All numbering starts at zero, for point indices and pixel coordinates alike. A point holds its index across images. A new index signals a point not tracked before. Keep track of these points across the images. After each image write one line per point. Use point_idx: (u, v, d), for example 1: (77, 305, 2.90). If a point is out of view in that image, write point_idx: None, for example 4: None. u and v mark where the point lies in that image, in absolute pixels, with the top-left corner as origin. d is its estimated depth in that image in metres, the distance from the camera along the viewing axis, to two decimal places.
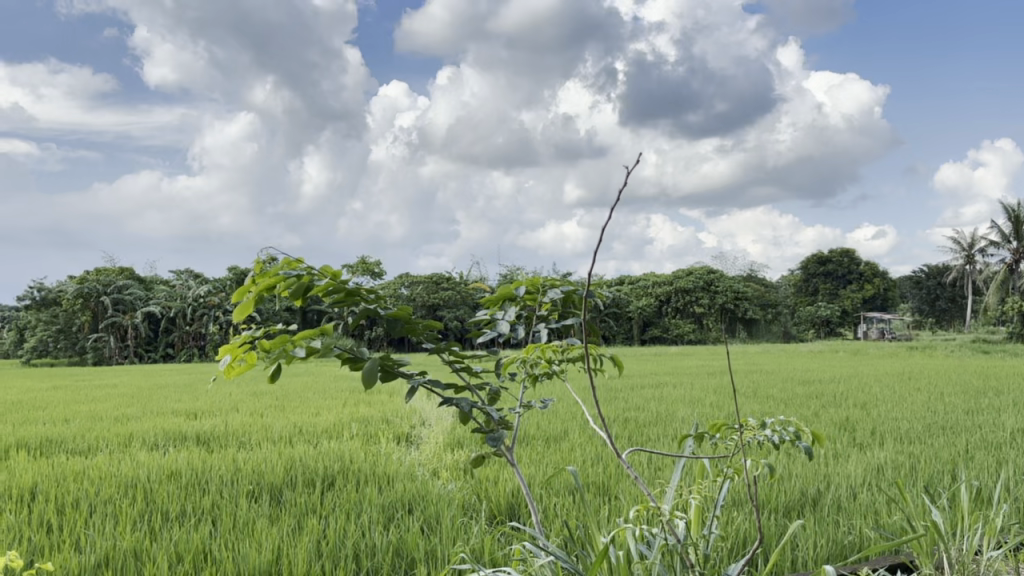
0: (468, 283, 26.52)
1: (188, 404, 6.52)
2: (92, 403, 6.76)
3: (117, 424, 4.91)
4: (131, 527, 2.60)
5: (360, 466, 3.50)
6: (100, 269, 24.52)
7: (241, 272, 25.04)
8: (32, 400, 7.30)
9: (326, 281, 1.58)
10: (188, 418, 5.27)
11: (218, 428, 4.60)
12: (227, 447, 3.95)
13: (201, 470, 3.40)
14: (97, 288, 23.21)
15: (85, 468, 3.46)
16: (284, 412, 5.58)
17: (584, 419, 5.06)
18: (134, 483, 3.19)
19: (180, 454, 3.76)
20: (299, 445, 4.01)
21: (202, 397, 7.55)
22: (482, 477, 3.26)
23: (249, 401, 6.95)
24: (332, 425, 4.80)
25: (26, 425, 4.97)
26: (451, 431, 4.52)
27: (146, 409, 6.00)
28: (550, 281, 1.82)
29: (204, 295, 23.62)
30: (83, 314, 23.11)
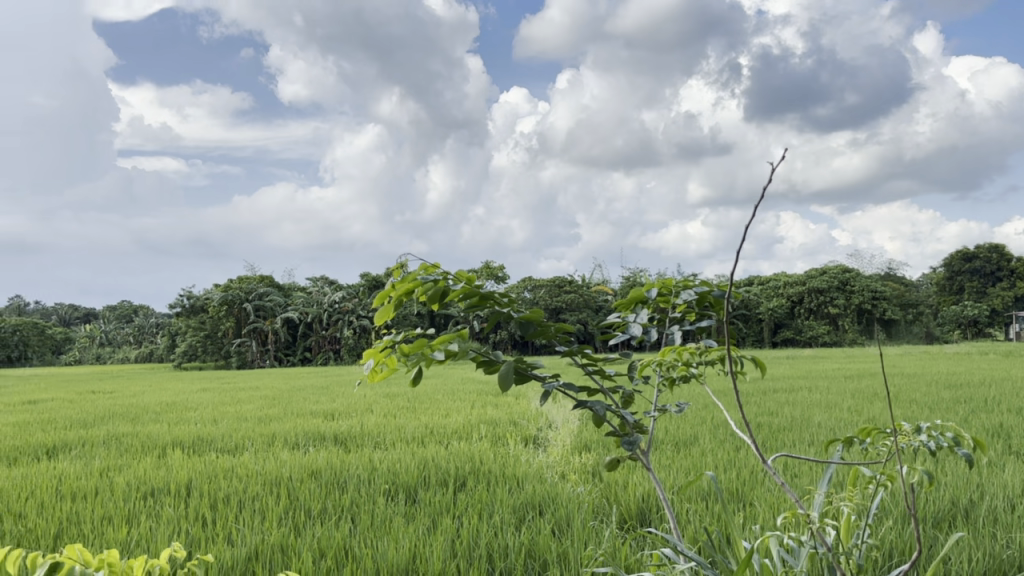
0: (591, 287, 26.46)
1: (326, 405, 6.80)
2: (239, 404, 7.15)
3: (262, 424, 5.18)
4: (276, 522, 2.73)
5: (490, 467, 3.55)
6: (242, 277, 25.90)
7: (373, 278, 25.96)
8: (187, 402, 7.80)
9: (461, 285, 1.62)
10: (326, 419, 5.50)
11: (354, 428, 4.78)
12: (364, 447, 4.10)
13: (339, 469, 3.55)
14: (240, 295, 24.63)
15: (234, 465, 3.67)
16: (416, 413, 5.73)
17: (716, 424, 4.98)
18: (277, 481, 3.35)
19: (320, 453, 3.92)
20: (430, 445, 4.11)
21: (340, 398, 7.89)
22: (612, 481, 3.25)
23: (383, 403, 7.19)
24: (461, 426, 4.89)
25: (181, 425, 5.32)
26: (580, 434, 4.52)
27: (287, 411, 6.31)
28: (684, 282, 1.79)
29: (338, 301, 24.54)
30: (228, 320, 24.66)
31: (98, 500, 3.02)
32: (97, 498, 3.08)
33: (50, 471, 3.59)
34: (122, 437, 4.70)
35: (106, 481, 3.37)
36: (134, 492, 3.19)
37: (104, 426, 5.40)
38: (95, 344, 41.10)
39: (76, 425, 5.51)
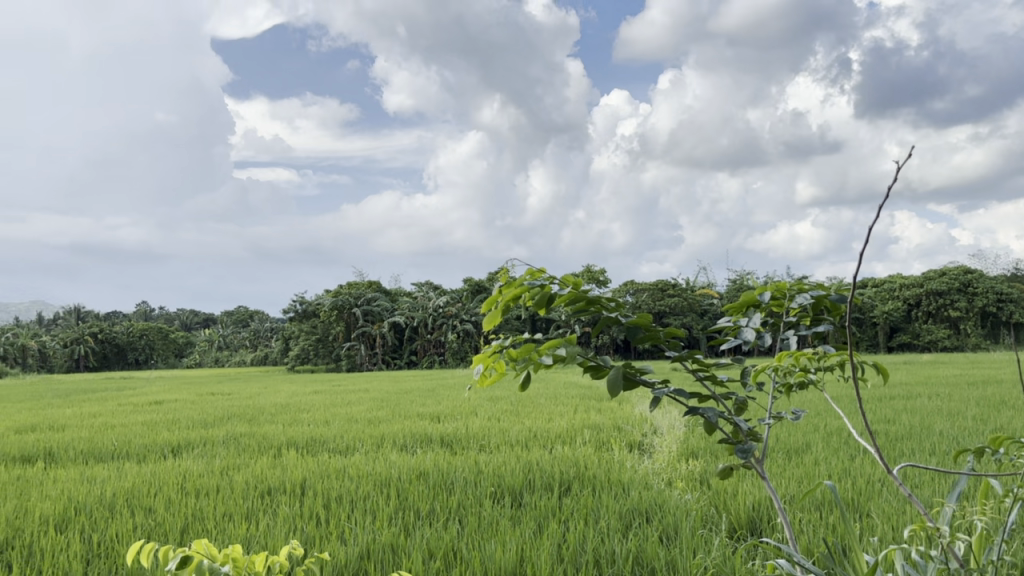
0: (695, 291, 26.04)
1: (433, 408, 6.93)
2: (350, 406, 7.38)
3: (372, 425, 5.33)
4: (388, 522, 2.80)
5: (595, 472, 3.54)
6: (351, 283, 26.72)
7: (476, 282, 26.34)
8: (302, 403, 8.12)
9: (568, 290, 1.61)
10: (431, 421, 5.59)
11: (460, 431, 4.84)
12: (469, 450, 4.15)
13: (446, 471, 3.60)
14: (349, 301, 25.41)
15: (345, 465, 3.78)
16: (520, 416, 5.78)
17: (831, 431, 4.82)
18: (386, 482, 3.43)
19: (428, 455, 3.99)
20: (535, 450, 4.13)
21: (446, 401, 8.03)
22: (721, 489, 3.19)
23: (488, 405, 7.27)
24: (565, 430, 4.89)
25: (297, 425, 5.52)
26: (686, 441, 4.45)
27: (396, 412, 6.46)
28: (798, 286, 1.74)
29: (442, 305, 24.96)
30: (337, 325, 25.44)
31: (220, 498, 3.16)
32: (220, 495, 3.22)
33: (176, 468, 3.78)
34: (241, 437, 4.90)
35: (226, 479, 3.52)
36: (253, 490, 3.32)
37: (224, 425, 5.67)
38: (213, 347, 43.15)
39: (199, 425, 5.80)
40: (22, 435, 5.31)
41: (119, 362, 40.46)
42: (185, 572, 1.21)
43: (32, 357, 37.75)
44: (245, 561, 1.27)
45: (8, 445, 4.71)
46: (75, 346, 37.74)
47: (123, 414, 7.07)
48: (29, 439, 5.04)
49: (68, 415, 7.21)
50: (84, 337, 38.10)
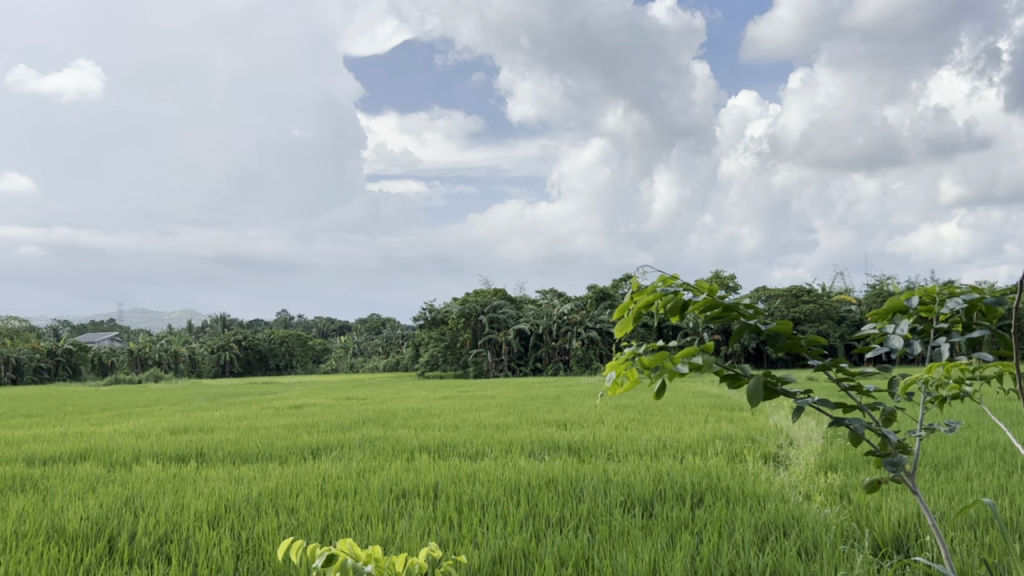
0: (830, 297, 25.02)
1: (560, 415, 6.97)
2: (479, 412, 7.51)
3: (501, 431, 5.41)
4: (520, 528, 2.82)
5: (728, 484, 3.45)
6: (478, 291, 27.21)
7: (601, 290, 26.40)
8: (434, 408, 8.33)
9: (703, 297, 1.58)
10: (559, 428, 5.61)
11: (588, 438, 4.84)
12: (597, 458, 4.14)
13: (575, 479, 3.60)
14: (476, 308, 25.88)
15: (476, 470, 3.85)
16: (649, 425, 5.72)
17: (985, 446, 4.53)
18: (517, 487, 3.47)
19: (556, 462, 4.01)
20: (665, 459, 4.07)
21: (571, 408, 8.05)
22: (863, 503, 3.05)
23: (615, 414, 7.23)
24: (696, 441, 4.81)
25: (428, 430, 5.66)
26: (825, 453, 4.27)
27: (523, 419, 6.53)
28: (952, 290, 1.64)
29: (567, 313, 25.02)
30: (465, 332, 25.93)
31: (357, 499, 3.27)
32: (357, 497, 3.33)
33: (317, 470, 3.95)
34: (376, 440, 5.08)
35: (363, 481, 3.65)
36: (388, 493, 3.42)
37: (359, 429, 5.88)
38: (348, 353, 44.80)
39: (337, 428, 6.05)
40: (177, 435, 5.71)
41: (261, 367, 42.65)
42: (331, 571, 1.27)
43: (184, 362, 40.37)
44: (386, 559, 1.32)
45: (167, 444, 5.07)
46: (222, 352, 40.08)
47: (267, 417, 7.47)
48: (184, 439, 5.40)
49: (219, 417, 7.68)
50: (230, 344, 40.35)
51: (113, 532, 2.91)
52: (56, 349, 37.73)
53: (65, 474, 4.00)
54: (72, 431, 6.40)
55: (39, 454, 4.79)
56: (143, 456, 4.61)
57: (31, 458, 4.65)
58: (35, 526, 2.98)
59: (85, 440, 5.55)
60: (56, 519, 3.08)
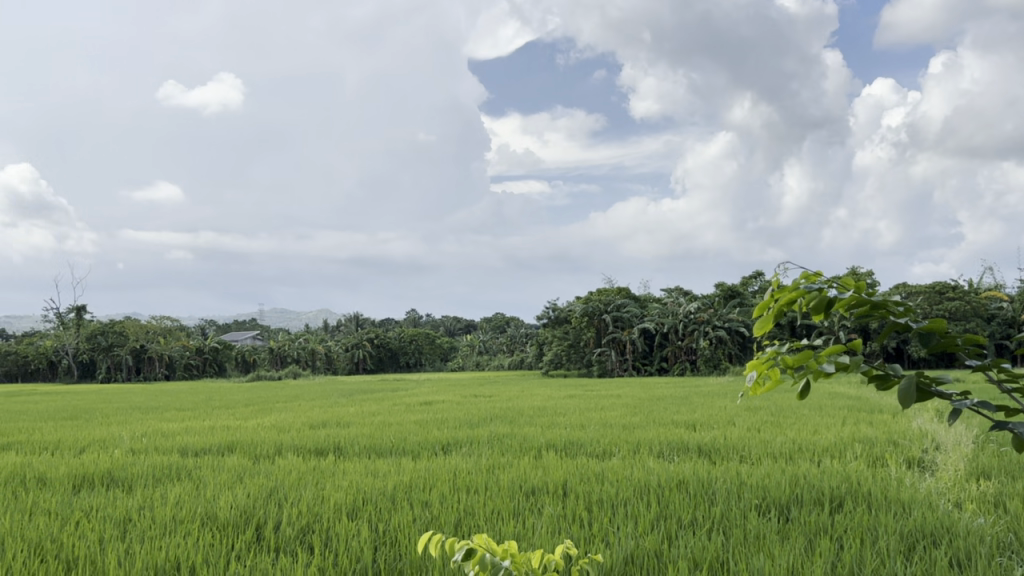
0: (978, 293, 23.54)
1: (688, 416, 6.84)
2: (605, 412, 7.45)
3: (626, 431, 5.36)
4: (650, 529, 2.79)
5: (871, 489, 3.30)
6: (602, 290, 27.18)
7: (729, 287, 25.90)
8: (559, 407, 8.34)
9: (848, 294, 1.51)
10: (688, 429, 5.51)
11: (718, 440, 4.74)
12: (729, 460, 4.04)
13: (707, 481, 3.52)
14: (599, 307, 25.82)
15: (605, 469, 3.83)
16: (782, 428, 5.53)
17: None
18: (647, 487, 3.43)
19: (687, 464, 3.94)
20: (801, 462, 3.94)
21: (701, 409, 7.88)
22: (1020, 514, 2.86)
23: (746, 416, 7.05)
24: (833, 444, 4.62)
25: (554, 428, 5.68)
26: (976, 460, 4.01)
27: (650, 419, 6.45)
28: None
29: (693, 311, 24.57)
30: (589, 331, 25.91)
31: (487, 495, 3.31)
32: (488, 493, 3.38)
33: (448, 465, 4.04)
34: (503, 437, 5.14)
35: (493, 477, 3.70)
36: (519, 490, 3.45)
37: (487, 426, 5.95)
38: (474, 351, 45.49)
39: (465, 425, 6.15)
40: (316, 430, 5.95)
41: (392, 364, 43.92)
42: (471, 566, 1.29)
43: (321, 360, 42.02)
44: (523, 556, 1.31)
45: (306, 438, 5.30)
46: (355, 350, 41.51)
47: (398, 413, 7.67)
48: (322, 434, 5.62)
49: (354, 413, 7.94)
50: (363, 342, 41.74)
51: (261, 521, 3.07)
52: (204, 347, 40.05)
53: (215, 465, 4.25)
54: (219, 425, 6.78)
55: (191, 445, 5.10)
56: (285, 449, 4.84)
57: (185, 449, 4.96)
58: (191, 511, 3.19)
59: (232, 433, 5.86)
60: (209, 506, 3.28)
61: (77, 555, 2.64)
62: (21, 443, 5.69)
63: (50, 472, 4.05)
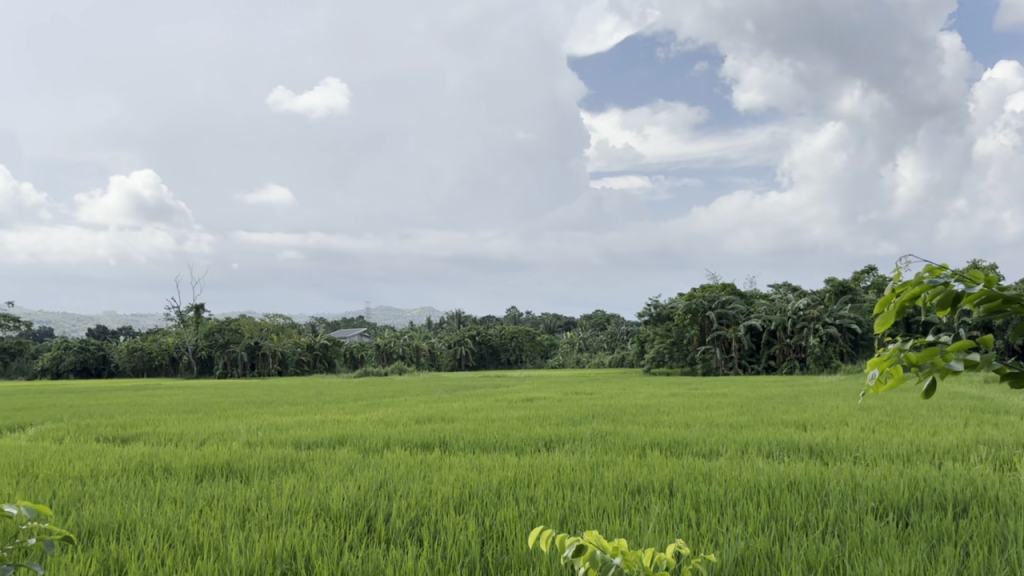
0: None
1: (799, 415, 6.65)
2: (711, 410, 7.32)
3: (733, 431, 5.25)
4: (762, 530, 2.73)
5: (997, 493, 3.14)
6: (706, 286, 26.78)
7: (839, 282, 25.07)
8: (663, 405, 8.23)
9: (977, 288, 1.43)
10: (798, 429, 5.36)
11: (830, 440, 4.59)
12: (843, 461, 3.91)
13: (820, 482, 3.42)
14: (703, 304, 25.41)
15: (712, 469, 3.77)
16: (900, 429, 5.31)
17: None
18: (756, 488, 3.35)
19: (798, 464, 3.84)
20: (920, 464, 3.77)
21: (811, 409, 7.66)
22: None
23: (860, 415, 6.79)
24: (954, 445, 4.40)
25: (658, 427, 5.63)
26: None
27: (758, 418, 6.30)
28: None
29: (802, 308, 23.86)
30: (692, 328, 25.53)
31: (592, 492, 3.31)
32: (593, 490, 3.37)
33: (552, 462, 4.05)
34: (607, 435, 5.12)
35: (598, 475, 3.69)
36: (624, 488, 3.43)
37: (591, 424, 5.94)
38: (575, 349, 45.42)
39: (568, 422, 6.16)
40: (422, 425, 6.06)
41: (494, 361, 44.35)
42: (581, 561, 1.26)
43: (424, 356, 42.87)
44: (635, 553, 1.28)
45: (412, 433, 5.41)
46: (457, 347, 42.17)
47: (501, 409, 7.73)
48: (428, 428, 5.73)
49: (459, 408, 8.07)
50: (465, 339, 42.29)
51: (372, 512, 3.15)
52: (314, 343, 41.44)
53: (327, 458, 4.38)
54: (330, 419, 7.00)
55: (304, 438, 5.28)
56: (393, 443, 4.96)
57: (297, 442, 5.14)
58: (306, 502, 3.30)
59: (342, 427, 6.04)
60: (323, 497, 3.39)
61: (202, 541, 2.77)
62: (149, 434, 6.01)
63: (175, 462, 4.27)
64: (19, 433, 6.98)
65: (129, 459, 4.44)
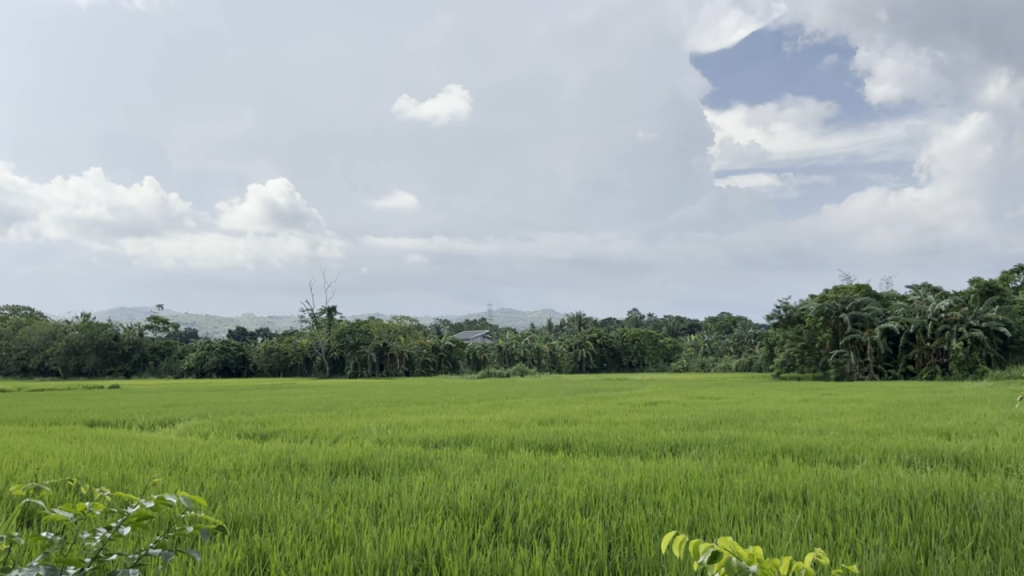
0: None
1: (943, 423, 6.28)
2: (846, 416, 7.02)
3: (870, 437, 5.02)
4: (903, 542, 2.61)
5: None
6: (839, 287, 25.84)
7: (986, 282, 23.60)
8: (793, 410, 7.97)
9: None
10: (941, 437, 5.07)
11: (978, 450, 4.32)
12: (994, 472, 3.69)
13: (968, 494, 3.23)
14: (836, 305, 24.46)
15: (848, 477, 3.62)
16: None
17: None
18: (898, 498, 3.20)
19: (942, 474, 3.64)
20: None
21: (956, 416, 7.24)
22: None
23: (1012, 425, 6.36)
24: None
25: (788, 432, 5.47)
26: None
27: (897, 425, 5.99)
28: None
29: (944, 310, 22.53)
30: (825, 331, 24.73)
31: (722, 499, 3.24)
32: (722, 496, 3.30)
33: (679, 467, 3.99)
34: (735, 440, 5.01)
35: (726, 481, 3.60)
36: (755, 494, 3.34)
37: (719, 429, 5.82)
38: (699, 352, 44.55)
39: (695, 426, 6.05)
40: (546, 426, 6.10)
41: (616, 364, 44.11)
42: (714, 570, 1.19)
43: (546, 358, 43.27)
44: (773, 561, 1.20)
45: (536, 434, 5.45)
46: (579, 349, 42.21)
47: (624, 413, 7.67)
48: (552, 430, 5.77)
49: (583, 410, 8.09)
50: (586, 341, 42.23)
51: (499, 512, 3.19)
52: (439, 344, 42.47)
53: (453, 457, 4.46)
54: (455, 419, 7.13)
55: (431, 437, 5.41)
56: (518, 443, 5.02)
57: (425, 441, 5.28)
58: (435, 500, 3.38)
59: (468, 426, 6.15)
60: (451, 495, 3.46)
61: (339, 535, 2.88)
62: (288, 430, 6.31)
63: (311, 458, 4.46)
64: (171, 427, 7.46)
65: (268, 454, 4.67)
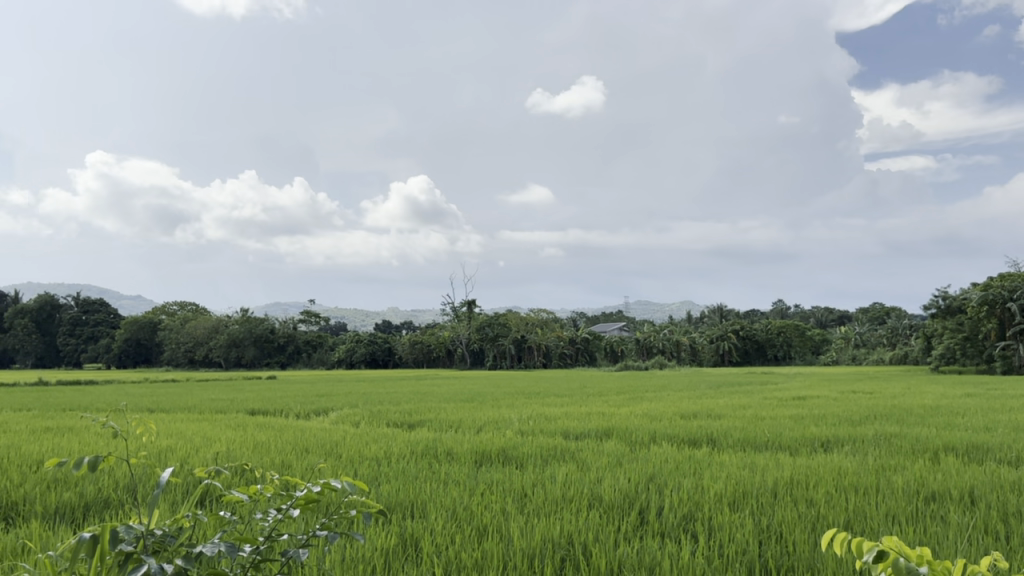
0: None
1: None
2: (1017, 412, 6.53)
3: None
4: None
5: None
6: (1005, 275, 24.06)
7: None
8: (957, 405, 7.49)
9: None
10: None
11: None
12: None
13: None
14: (1002, 294, 22.79)
15: (1020, 477, 3.38)
16: None
17: None
18: None
19: None
20: None
21: None
22: None
23: None
24: None
25: (950, 429, 5.14)
26: None
27: None
28: None
29: None
30: (988, 321, 23.11)
31: (879, 497, 3.10)
32: (880, 494, 3.16)
33: (830, 463, 3.83)
34: (892, 436, 4.76)
35: (883, 479, 3.44)
36: (916, 494, 3.18)
37: (872, 424, 5.56)
38: (851, 344, 42.58)
39: (846, 422, 5.80)
40: (688, 420, 5.99)
41: (759, 357, 42.79)
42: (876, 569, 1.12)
43: (686, 351, 42.55)
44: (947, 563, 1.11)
45: (678, 428, 5.37)
46: (719, 342, 41.25)
47: (770, 407, 7.43)
48: (695, 424, 5.65)
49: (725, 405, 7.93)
50: (728, 333, 41.15)
51: (644, 505, 3.18)
52: (577, 336, 42.64)
53: (595, 449, 4.46)
54: (595, 411, 7.13)
55: (572, 429, 5.43)
56: (660, 437, 4.96)
57: (566, 432, 5.30)
58: (579, 491, 3.40)
59: (609, 419, 6.13)
60: (594, 487, 3.46)
61: (486, 524, 2.94)
62: (433, 420, 6.48)
63: (456, 447, 4.58)
64: (325, 416, 7.82)
65: (416, 443, 4.82)
